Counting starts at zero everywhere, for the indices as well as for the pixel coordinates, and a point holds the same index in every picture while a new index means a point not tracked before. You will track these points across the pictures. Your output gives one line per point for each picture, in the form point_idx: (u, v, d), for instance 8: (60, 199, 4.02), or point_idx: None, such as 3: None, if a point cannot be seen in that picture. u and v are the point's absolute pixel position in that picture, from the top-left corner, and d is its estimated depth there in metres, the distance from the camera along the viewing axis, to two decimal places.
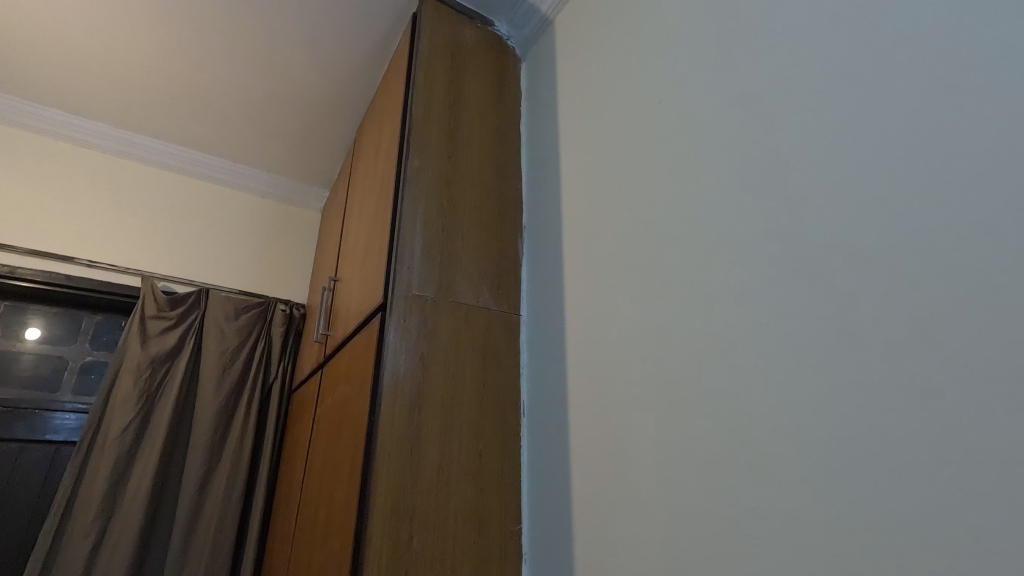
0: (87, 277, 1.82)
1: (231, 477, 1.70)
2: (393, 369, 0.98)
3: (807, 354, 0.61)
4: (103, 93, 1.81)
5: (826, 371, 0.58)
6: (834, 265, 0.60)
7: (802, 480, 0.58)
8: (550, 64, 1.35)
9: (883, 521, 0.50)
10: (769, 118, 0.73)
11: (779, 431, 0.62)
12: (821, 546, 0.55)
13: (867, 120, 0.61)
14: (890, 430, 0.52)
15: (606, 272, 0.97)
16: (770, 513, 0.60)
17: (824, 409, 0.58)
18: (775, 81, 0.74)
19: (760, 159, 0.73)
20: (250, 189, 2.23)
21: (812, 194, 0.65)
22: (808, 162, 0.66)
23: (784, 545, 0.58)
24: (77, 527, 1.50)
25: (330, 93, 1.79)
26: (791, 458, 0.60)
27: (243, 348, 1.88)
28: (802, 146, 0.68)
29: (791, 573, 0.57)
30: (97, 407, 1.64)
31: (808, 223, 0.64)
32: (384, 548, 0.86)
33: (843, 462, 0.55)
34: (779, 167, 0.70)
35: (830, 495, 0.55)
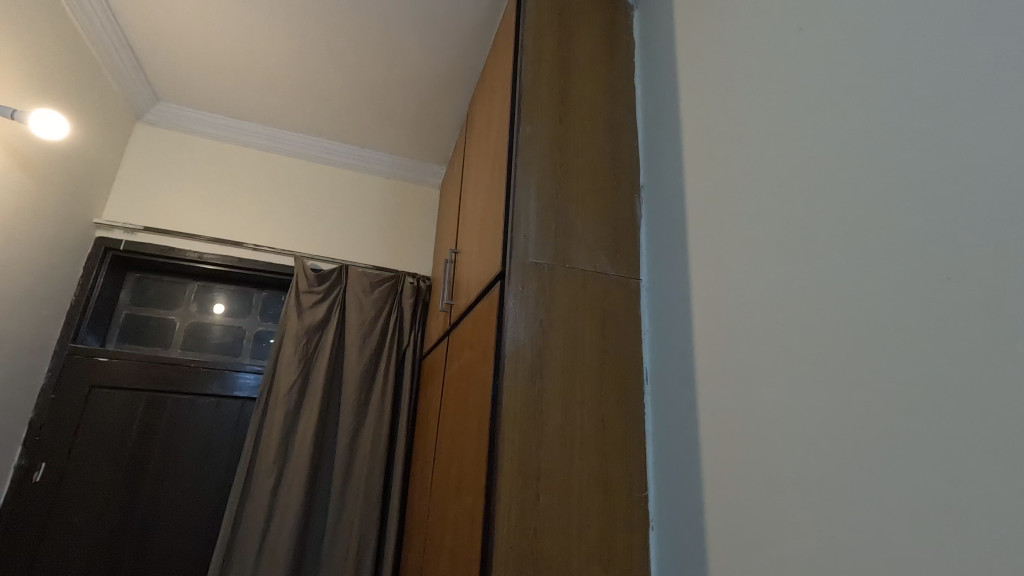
0: (254, 259, 2.12)
1: (375, 432, 1.90)
2: (514, 336, 1.00)
3: (994, 315, 0.50)
4: (254, 96, 2.05)
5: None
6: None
7: (986, 464, 0.49)
8: (665, 5, 1.24)
9: None
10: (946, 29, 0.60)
11: (954, 406, 0.52)
12: (1016, 536, 0.46)
13: None
14: None
15: (732, 230, 0.89)
16: (944, 495, 0.52)
17: (1017, 380, 0.47)
18: None
19: (934, 79, 0.60)
20: (376, 171, 2.40)
21: (1005, 116, 0.52)
22: (1001, 76, 0.53)
23: (962, 531, 0.50)
24: (261, 468, 1.79)
25: (441, 70, 1.84)
26: (975, 434, 0.50)
27: (379, 318, 2.06)
28: (992, 55, 0.54)
29: (966, 565, 0.49)
30: (269, 369, 1.93)
31: (999, 152, 0.52)
32: (513, 505, 0.91)
33: None
34: (962, 86, 0.57)
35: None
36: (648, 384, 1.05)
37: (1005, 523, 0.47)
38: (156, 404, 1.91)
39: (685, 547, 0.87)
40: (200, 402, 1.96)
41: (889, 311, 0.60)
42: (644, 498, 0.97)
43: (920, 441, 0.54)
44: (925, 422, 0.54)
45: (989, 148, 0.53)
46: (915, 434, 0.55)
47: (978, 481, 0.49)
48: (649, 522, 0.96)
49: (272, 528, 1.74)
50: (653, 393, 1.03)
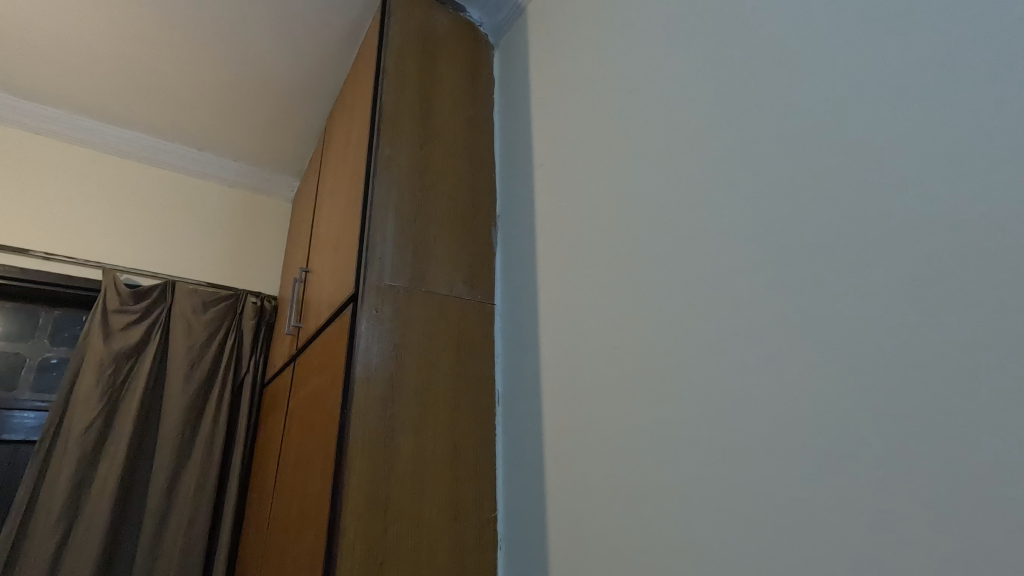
0: (44, 270, 1.75)
1: (201, 473, 1.66)
2: (366, 360, 0.97)
3: (782, 338, 0.61)
4: (55, 76, 1.72)
5: (805, 356, 0.58)
6: (813, 250, 0.60)
7: (780, 466, 0.58)
8: (522, 49, 1.34)
9: (815, 490, 0.54)
10: (724, 114, 0.75)
11: (733, 418, 0.64)
12: (767, 516, 0.58)
13: (810, 122, 0.64)
14: (820, 410, 0.56)
15: (575, 262, 0.97)
16: (726, 491, 0.63)
17: (784, 394, 0.59)
18: (733, 79, 0.75)
19: (717, 154, 0.74)
20: (216, 178, 2.16)
21: (766, 190, 0.67)
22: (785, 146, 0.66)
23: (734, 518, 0.61)
24: (40, 528, 1.45)
25: (297, 77, 1.74)
26: (743, 439, 0.62)
27: (212, 341, 1.83)
28: (782, 130, 0.67)
29: (738, 545, 0.60)
30: (58, 404, 1.58)
31: (788, 208, 0.64)
32: (360, 539, 0.86)
33: (786, 440, 0.58)
34: (734, 163, 0.72)
35: (809, 482, 0.55)
36: (500, 406, 1.08)
37: (796, 514, 0.55)
38: None
39: (529, 560, 0.91)
40: None
41: (698, 337, 0.71)
42: (494, 518, 1.00)
43: (730, 446, 0.63)
44: (737, 430, 0.63)
45: (781, 205, 0.65)
46: (730, 441, 0.64)
47: (776, 482, 0.58)
48: (499, 542, 0.99)
49: None
50: (505, 414, 1.07)
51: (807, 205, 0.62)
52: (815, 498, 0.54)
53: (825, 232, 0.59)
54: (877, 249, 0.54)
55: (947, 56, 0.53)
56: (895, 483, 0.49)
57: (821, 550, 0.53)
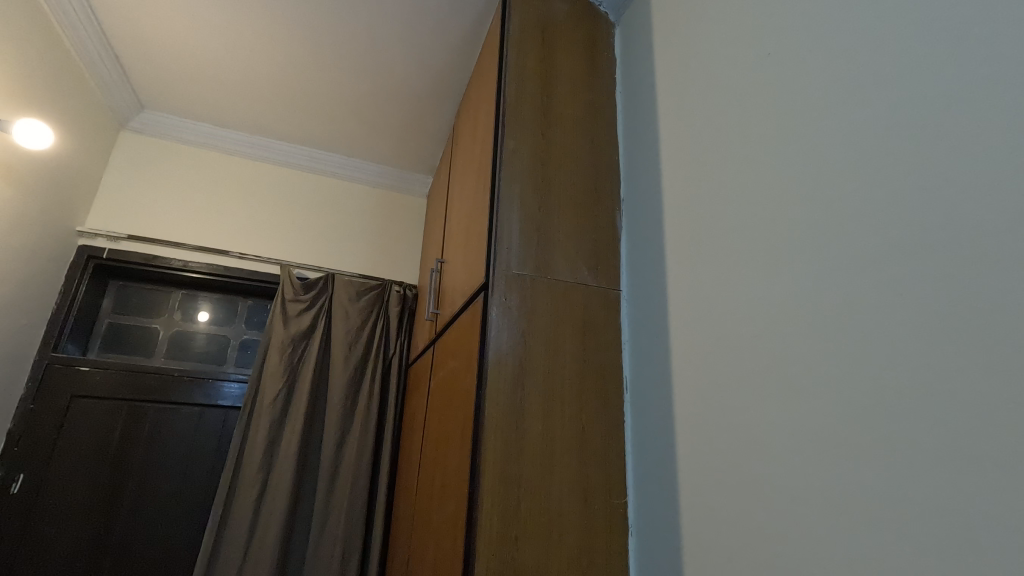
0: (240, 267, 2.13)
1: (361, 440, 1.90)
2: (496, 344, 1.02)
3: (963, 330, 0.52)
4: (241, 104, 2.06)
5: (997, 352, 0.49)
6: (1008, 224, 0.50)
7: (954, 471, 0.50)
8: (644, 24, 1.28)
9: (1003, 500, 0.46)
10: (883, 68, 0.65)
11: (893, 414, 0.56)
12: (937, 525, 0.51)
13: (1004, 64, 0.53)
14: (1012, 409, 0.47)
15: (705, 245, 0.92)
16: (884, 495, 0.56)
17: (959, 390, 0.51)
18: (893, 26, 0.65)
19: (874, 114, 0.65)
20: (362, 180, 2.42)
21: (937, 151, 0.57)
22: (969, 101, 0.55)
23: (893, 525, 0.55)
24: (246, 476, 1.78)
25: (428, 81, 1.87)
26: (906, 439, 0.55)
27: (365, 325, 2.07)
28: (965, 81, 0.56)
29: (901, 555, 0.53)
30: (254, 377, 1.92)
31: (974, 174, 0.53)
32: (496, 509, 0.93)
33: (962, 442, 0.50)
34: (895, 123, 0.62)
35: (997, 492, 0.47)
36: (628, 393, 1.07)
37: (985, 539, 0.47)
38: (138, 414, 1.89)
39: (660, 548, 0.90)
40: (184, 412, 1.94)
41: (848, 324, 0.63)
42: (623, 503, 1.00)
43: (890, 448, 0.56)
44: (902, 432, 0.55)
45: (964, 170, 0.54)
46: (894, 443, 0.56)
47: (950, 492, 0.50)
48: (629, 528, 0.98)
49: (254, 541, 1.72)
50: (632, 400, 1.06)
51: (996, 169, 0.51)
52: (1003, 510, 0.46)
53: (1020, 197, 0.49)
54: None
55: None
56: None
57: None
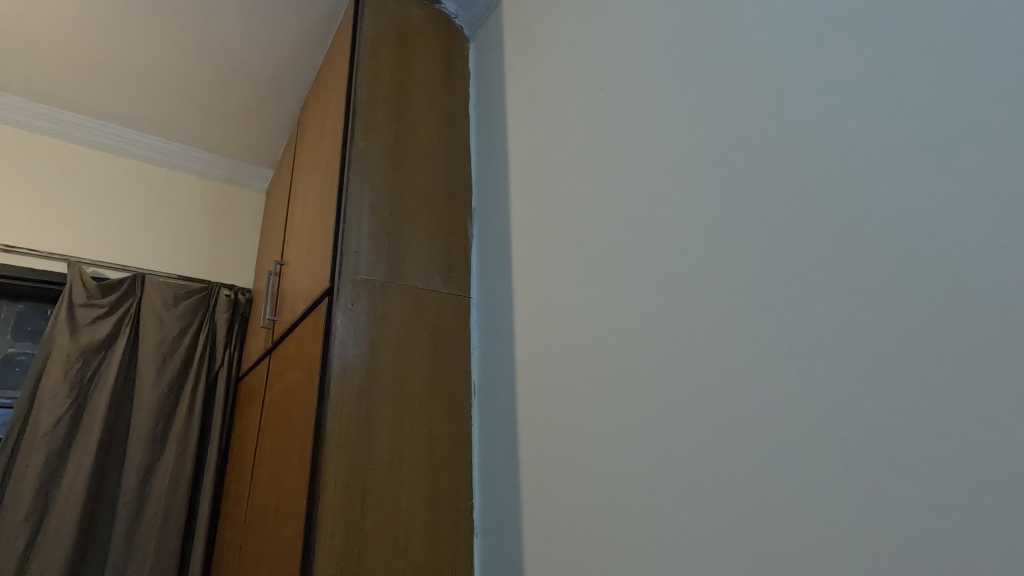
0: (5, 263, 1.70)
1: (176, 467, 1.64)
2: (341, 353, 0.97)
3: (740, 334, 0.62)
4: (11, 62, 1.66)
5: (762, 352, 0.60)
6: (763, 248, 0.62)
7: (729, 451, 0.61)
8: (497, 42, 1.33)
9: (759, 471, 0.57)
10: (683, 113, 0.77)
11: (689, 406, 0.67)
12: (717, 497, 0.61)
13: (761, 121, 0.66)
14: (766, 398, 0.58)
15: (547, 257, 0.99)
16: (681, 477, 0.66)
17: (732, 384, 0.62)
18: (692, 78, 0.77)
19: (678, 152, 0.76)
20: (187, 169, 2.12)
21: (720, 186, 0.69)
22: (746, 145, 0.67)
23: (688, 502, 0.64)
24: (7, 526, 1.42)
25: (269, 67, 1.71)
26: (698, 426, 0.65)
27: (184, 335, 1.80)
28: (744, 129, 0.67)
29: (693, 526, 0.63)
30: (23, 401, 1.55)
31: (748, 206, 0.65)
32: (338, 528, 0.88)
33: (734, 426, 0.61)
34: (691, 161, 0.74)
35: (756, 465, 0.58)
36: (477, 397, 1.10)
37: (750, 504, 0.58)
38: None
39: (503, 547, 0.94)
40: None
41: (656, 330, 0.74)
42: (470, 507, 1.02)
43: (686, 434, 0.66)
44: (695, 421, 0.65)
45: (738, 203, 0.66)
46: (688, 431, 0.66)
47: (726, 467, 0.61)
48: (474, 530, 1.01)
49: None
50: (480, 405, 1.09)
51: (754, 204, 0.64)
52: (760, 478, 0.57)
53: (771, 228, 0.62)
54: (819, 243, 0.57)
55: (884, 58, 0.55)
56: (831, 464, 0.51)
57: (774, 541, 0.55)
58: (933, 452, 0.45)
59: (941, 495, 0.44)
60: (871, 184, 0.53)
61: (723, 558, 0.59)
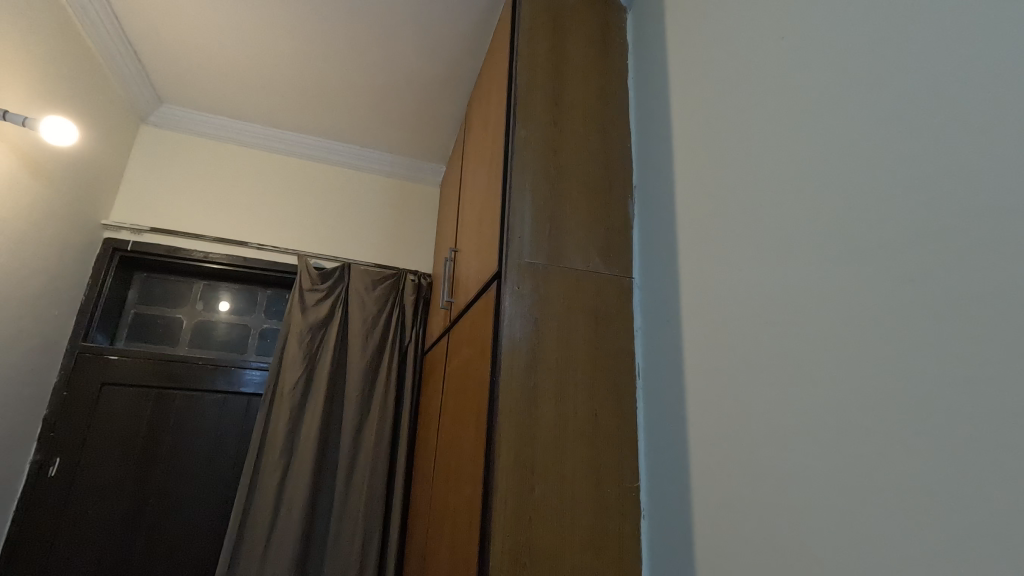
0: (258, 258, 2.17)
1: (379, 426, 1.94)
2: (510, 332, 1.04)
3: (974, 316, 0.51)
4: (255, 97, 2.08)
5: (1008, 337, 0.48)
6: (1013, 211, 0.49)
7: (957, 457, 0.51)
8: (656, 7, 1.26)
9: (1004, 485, 0.47)
10: (892, 53, 0.64)
11: (898, 401, 0.57)
12: (940, 510, 0.51)
13: (1012, 50, 0.52)
14: (1019, 398, 0.47)
15: (716, 233, 0.92)
16: (889, 483, 0.56)
17: (964, 378, 0.51)
18: (905, 8, 0.64)
19: (885, 100, 0.64)
20: (377, 171, 2.44)
21: (947, 136, 0.56)
22: (986, 78, 0.53)
23: (898, 511, 0.55)
24: (268, 461, 1.84)
25: (440, 69, 1.86)
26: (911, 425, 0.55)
27: (381, 314, 2.10)
28: (982, 59, 0.54)
29: (904, 540, 0.54)
30: (274, 366, 1.97)
31: (987, 155, 0.52)
32: (511, 494, 0.95)
33: (965, 429, 0.50)
34: (903, 110, 0.61)
35: (999, 479, 0.47)
36: (640, 378, 1.08)
37: (989, 523, 0.47)
38: (165, 401, 1.96)
39: (671, 533, 0.92)
40: (208, 399, 2.00)
41: (853, 311, 0.64)
42: (635, 488, 1.01)
43: (894, 434, 0.57)
44: (907, 418, 0.55)
45: (975, 156, 0.53)
46: (898, 430, 0.56)
47: (953, 476, 0.51)
48: (640, 511, 1.00)
49: (278, 523, 1.79)
50: (644, 387, 1.07)
51: (1000, 156, 0.51)
52: (1005, 494, 0.47)
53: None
54: None
55: None
56: None
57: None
58: None
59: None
60: None
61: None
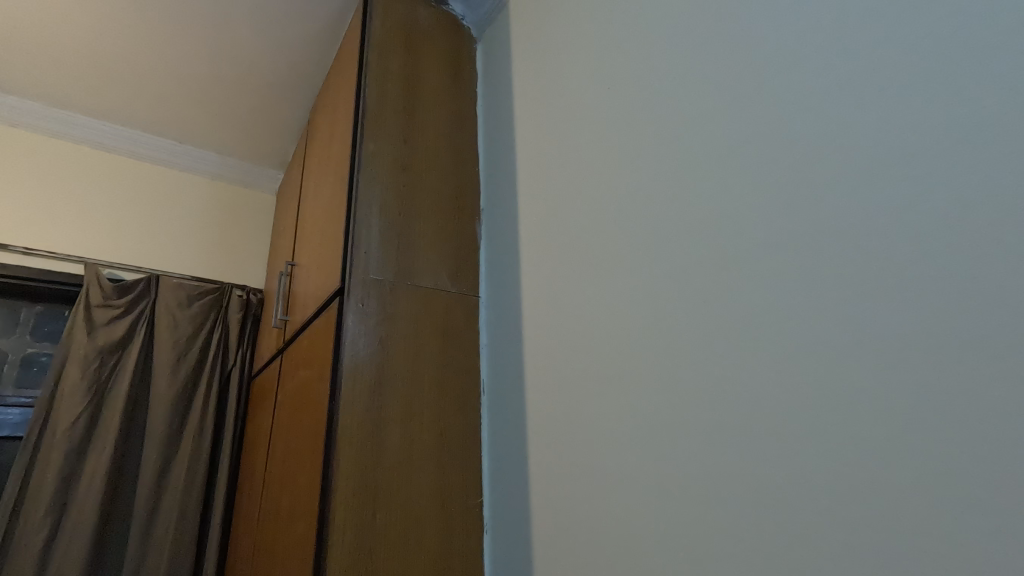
0: (24, 266, 1.73)
1: (191, 465, 1.67)
2: (353, 352, 0.99)
3: (754, 336, 0.63)
4: (29, 67, 1.69)
5: (775, 351, 0.60)
6: (774, 248, 0.62)
7: (735, 448, 0.62)
8: (504, 43, 1.34)
9: (766, 469, 0.58)
10: (691, 115, 0.77)
11: (696, 406, 0.67)
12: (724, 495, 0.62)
13: (770, 125, 0.66)
14: (775, 398, 0.59)
15: (555, 258, 1.00)
16: (688, 475, 0.66)
17: (740, 383, 0.63)
18: (700, 80, 0.77)
19: (687, 153, 0.77)
20: (199, 171, 2.15)
21: (728, 188, 0.69)
22: (757, 143, 0.67)
23: (695, 497, 0.65)
24: (29, 521, 1.46)
25: (280, 69, 1.73)
26: (706, 426, 0.66)
27: (198, 334, 1.83)
28: (757, 128, 0.68)
29: (700, 524, 0.64)
30: (43, 400, 1.58)
31: (760, 205, 0.65)
32: (350, 525, 0.89)
33: (742, 425, 0.62)
34: (700, 163, 0.74)
35: (762, 463, 0.59)
36: (486, 395, 1.11)
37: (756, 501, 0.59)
38: None
39: (512, 544, 0.95)
40: None
41: (664, 329, 0.74)
42: (480, 504, 1.03)
43: (694, 432, 0.67)
44: (704, 420, 0.66)
45: (745, 206, 0.67)
46: (697, 431, 0.67)
47: (734, 465, 0.62)
48: (483, 526, 1.02)
49: None
50: (490, 403, 1.09)
51: (762, 207, 0.65)
52: (767, 475, 0.58)
53: (778, 231, 0.62)
54: (824, 247, 0.57)
55: (890, 64, 0.56)
56: (836, 462, 0.52)
57: (779, 536, 0.56)
58: (934, 450, 0.46)
59: (954, 490, 0.44)
60: (876, 187, 0.54)
61: (735, 555, 0.60)
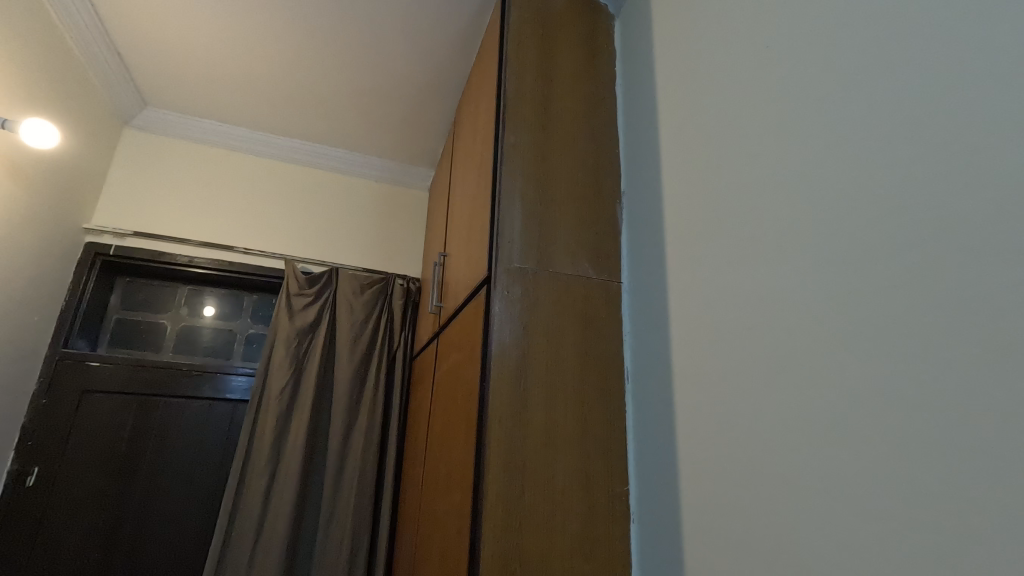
0: (244, 263, 2.15)
1: (367, 432, 1.93)
2: (499, 337, 1.04)
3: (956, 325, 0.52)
4: (242, 99, 2.06)
5: (986, 344, 0.49)
6: (984, 220, 0.51)
7: (928, 456, 0.53)
8: (643, 16, 1.28)
9: (970, 483, 0.49)
10: (870, 68, 0.66)
11: (875, 405, 0.59)
12: (912, 508, 0.53)
13: (980, 68, 0.54)
14: (986, 401, 0.49)
15: (702, 239, 0.93)
16: (865, 482, 0.58)
17: (935, 381, 0.53)
18: (881, 25, 0.66)
19: (863, 112, 0.66)
20: (365, 175, 2.43)
21: (920, 149, 0.58)
22: (961, 93, 0.55)
23: (874, 507, 0.57)
24: (255, 468, 1.82)
25: (430, 73, 1.86)
26: (889, 428, 0.57)
27: (369, 319, 2.09)
28: (958, 73, 0.56)
29: (879, 536, 0.56)
30: (261, 372, 1.95)
31: (961, 165, 0.54)
32: (501, 500, 0.95)
33: (937, 430, 0.52)
34: (881, 123, 0.63)
35: (966, 476, 0.49)
36: (629, 382, 1.09)
37: (957, 518, 0.50)
38: (148, 408, 1.92)
39: (660, 534, 0.93)
40: (192, 407, 1.97)
41: (834, 318, 0.65)
42: (624, 491, 1.02)
43: (872, 435, 0.58)
44: (885, 421, 0.57)
45: (943, 169, 0.55)
46: (876, 433, 0.58)
47: (925, 475, 0.53)
48: (629, 514, 1.01)
49: (264, 531, 1.76)
50: (633, 390, 1.07)
51: (968, 169, 0.53)
52: (972, 490, 0.49)
53: (992, 198, 0.51)
54: None
55: None
56: None
57: (989, 562, 0.47)
58: None
59: None
60: None
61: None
